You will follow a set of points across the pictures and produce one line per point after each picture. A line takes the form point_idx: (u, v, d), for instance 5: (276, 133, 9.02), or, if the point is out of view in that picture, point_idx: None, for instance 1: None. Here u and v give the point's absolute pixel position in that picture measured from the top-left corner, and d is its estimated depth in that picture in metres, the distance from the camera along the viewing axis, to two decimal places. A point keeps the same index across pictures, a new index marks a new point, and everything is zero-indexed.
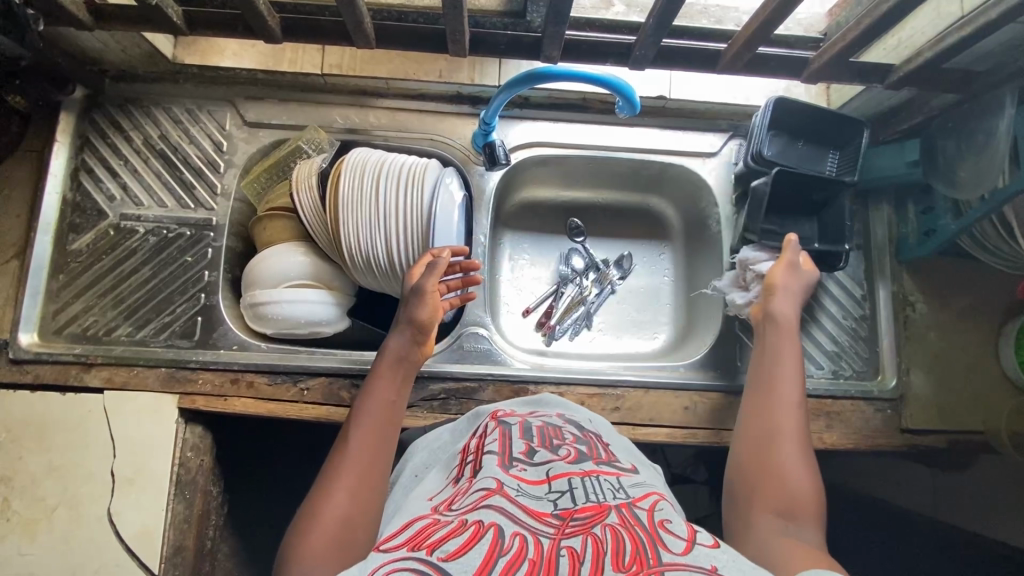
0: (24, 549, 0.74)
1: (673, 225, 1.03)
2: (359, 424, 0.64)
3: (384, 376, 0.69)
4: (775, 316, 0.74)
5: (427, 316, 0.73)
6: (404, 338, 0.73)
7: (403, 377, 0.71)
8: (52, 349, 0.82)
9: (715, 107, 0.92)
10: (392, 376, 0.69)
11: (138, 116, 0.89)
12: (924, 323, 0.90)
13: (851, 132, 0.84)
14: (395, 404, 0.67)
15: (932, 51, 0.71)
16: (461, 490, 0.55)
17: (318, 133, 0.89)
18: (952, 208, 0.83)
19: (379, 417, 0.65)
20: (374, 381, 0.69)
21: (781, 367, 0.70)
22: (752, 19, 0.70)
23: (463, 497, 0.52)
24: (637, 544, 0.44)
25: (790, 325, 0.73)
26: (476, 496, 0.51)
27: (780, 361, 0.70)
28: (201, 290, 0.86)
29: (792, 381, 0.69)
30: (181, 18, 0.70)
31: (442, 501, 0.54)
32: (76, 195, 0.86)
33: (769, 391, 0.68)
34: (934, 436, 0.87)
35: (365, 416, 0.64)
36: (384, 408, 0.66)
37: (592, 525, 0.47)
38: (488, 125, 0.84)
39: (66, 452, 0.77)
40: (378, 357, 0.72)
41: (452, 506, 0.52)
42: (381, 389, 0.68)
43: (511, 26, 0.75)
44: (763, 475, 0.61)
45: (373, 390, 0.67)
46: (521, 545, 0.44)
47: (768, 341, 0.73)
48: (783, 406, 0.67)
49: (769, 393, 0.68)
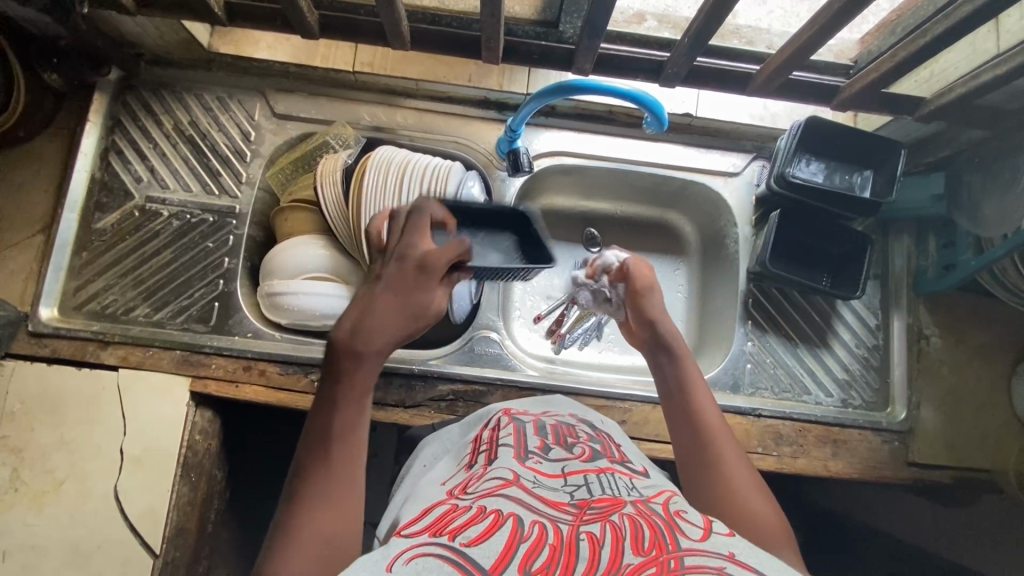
0: (31, 519, 0.75)
1: (690, 241, 1.03)
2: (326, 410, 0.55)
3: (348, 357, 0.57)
4: (666, 343, 0.68)
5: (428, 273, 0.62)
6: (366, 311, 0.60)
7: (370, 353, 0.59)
8: (71, 324, 0.83)
9: (740, 127, 0.92)
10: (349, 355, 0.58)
11: (169, 101, 0.90)
12: (937, 357, 0.90)
13: (886, 154, 0.84)
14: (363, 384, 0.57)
15: (965, 87, 0.71)
16: (475, 476, 0.55)
17: (345, 129, 0.90)
18: (974, 244, 0.82)
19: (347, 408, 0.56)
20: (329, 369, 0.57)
21: (695, 393, 0.63)
22: (788, 43, 0.70)
23: (479, 483, 0.52)
24: (655, 530, 0.44)
25: (685, 352, 0.67)
26: (493, 484, 0.51)
27: (687, 381, 0.64)
28: (220, 276, 0.87)
29: (709, 400, 0.63)
30: (221, 9, 0.72)
31: (458, 485, 0.54)
32: (104, 175, 0.88)
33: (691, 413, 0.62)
34: (940, 471, 0.86)
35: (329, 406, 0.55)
36: (358, 392, 0.56)
37: (610, 514, 0.46)
38: (514, 133, 0.85)
39: (77, 426, 0.78)
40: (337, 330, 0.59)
41: (467, 491, 0.52)
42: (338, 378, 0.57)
43: (544, 36, 0.76)
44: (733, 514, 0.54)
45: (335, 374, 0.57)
46: (541, 531, 0.44)
47: (671, 373, 0.66)
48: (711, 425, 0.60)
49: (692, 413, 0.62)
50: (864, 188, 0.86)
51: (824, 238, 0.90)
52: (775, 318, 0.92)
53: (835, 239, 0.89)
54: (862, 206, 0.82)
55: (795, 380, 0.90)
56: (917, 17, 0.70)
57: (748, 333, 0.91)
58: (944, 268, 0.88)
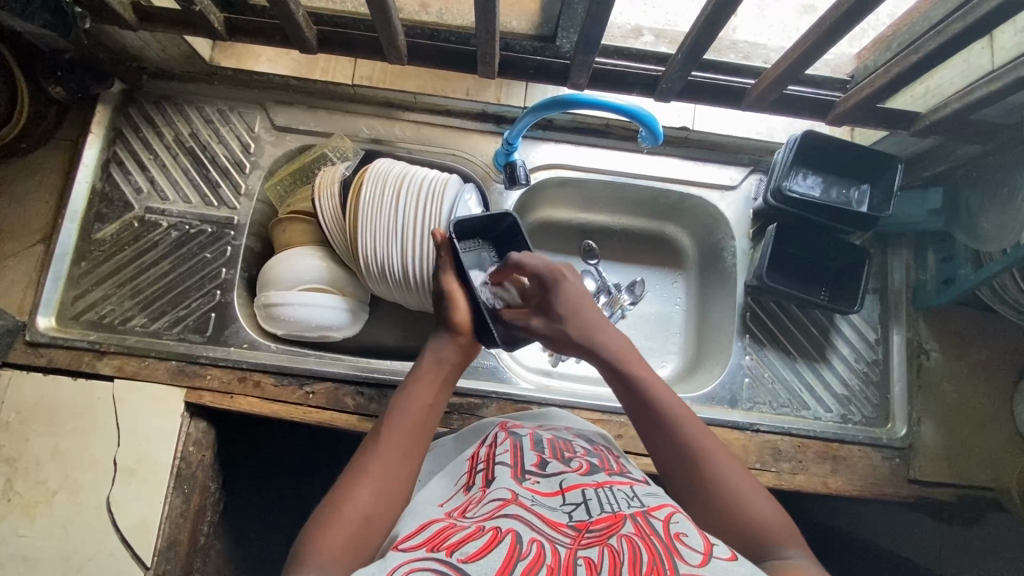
0: (23, 531, 0.75)
1: (687, 254, 1.03)
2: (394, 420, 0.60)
3: (422, 379, 0.64)
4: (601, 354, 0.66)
5: (465, 320, 0.68)
6: (443, 339, 0.67)
7: (446, 382, 0.65)
8: (67, 334, 0.83)
9: (736, 141, 0.92)
10: (433, 377, 0.64)
11: (171, 114, 0.91)
12: (937, 373, 0.89)
13: (883, 169, 0.84)
14: (432, 409, 0.62)
15: (960, 102, 0.71)
16: (474, 499, 0.53)
17: (344, 142, 0.91)
18: (972, 258, 0.82)
19: (420, 421, 0.61)
20: (415, 377, 0.64)
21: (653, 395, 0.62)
22: (781, 61, 0.71)
23: (477, 506, 0.51)
24: (654, 554, 0.42)
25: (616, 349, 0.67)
26: (491, 505, 0.50)
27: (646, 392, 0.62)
28: (217, 287, 0.87)
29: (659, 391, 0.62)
30: (221, 23, 0.73)
31: (456, 508, 0.52)
32: (105, 186, 0.88)
33: (668, 428, 0.59)
34: (942, 489, 0.85)
35: (402, 412, 0.60)
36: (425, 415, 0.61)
37: (608, 536, 0.45)
38: (510, 145, 0.86)
39: (71, 437, 0.78)
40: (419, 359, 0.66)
41: (466, 513, 0.50)
42: (420, 389, 0.63)
43: (541, 51, 0.76)
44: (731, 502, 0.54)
45: (411, 390, 0.63)
46: (539, 552, 0.43)
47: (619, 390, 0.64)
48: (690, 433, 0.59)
49: (667, 427, 0.59)
50: (861, 203, 0.86)
51: (824, 253, 0.90)
52: (773, 332, 0.91)
53: (834, 253, 0.89)
54: (859, 220, 0.81)
55: (794, 395, 0.89)
56: (911, 34, 0.70)
57: (745, 347, 0.91)
58: (943, 282, 0.88)
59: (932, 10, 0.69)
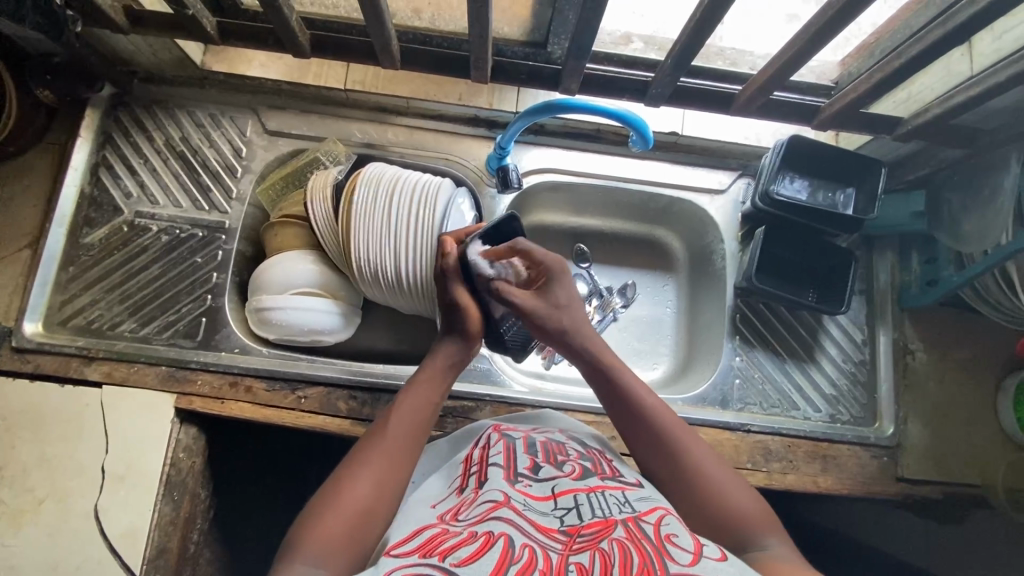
0: (8, 541, 0.73)
1: (677, 257, 1.04)
2: (399, 415, 0.61)
3: (427, 379, 0.65)
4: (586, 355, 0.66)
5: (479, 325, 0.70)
6: (457, 345, 0.69)
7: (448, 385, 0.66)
8: (54, 340, 0.82)
9: (725, 145, 0.94)
10: (438, 378, 0.66)
11: (161, 118, 0.91)
12: (924, 372, 0.91)
13: (867, 172, 0.86)
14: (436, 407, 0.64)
15: (941, 107, 0.73)
16: (467, 500, 0.53)
17: (336, 146, 0.91)
18: (955, 260, 0.84)
19: (422, 418, 0.62)
20: (423, 375, 0.65)
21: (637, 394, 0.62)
22: (768, 65, 0.72)
23: (470, 507, 0.51)
24: (645, 556, 0.43)
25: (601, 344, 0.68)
26: (483, 508, 0.50)
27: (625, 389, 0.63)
28: (208, 291, 0.87)
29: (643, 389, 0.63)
30: (214, 28, 0.73)
31: (448, 510, 0.52)
32: (94, 190, 0.88)
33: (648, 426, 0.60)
34: (929, 486, 0.86)
35: (406, 407, 0.62)
36: (425, 410, 0.62)
37: (600, 540, 0.45)
38: (503, 150, 0.87)
39: (59, 444, 0.77)
40: (427, 358, 0.68)
41: (459, 517, 0.50)
42: (424, 389, 0.64)
43: (533, 56, 0.77)
44: (707, 500, 0.55)
45: (417, 389, 0.64)
46: (531, 556, 0.43)
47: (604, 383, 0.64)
48: (668, 430, 0.60)
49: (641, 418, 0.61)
50: (847, 206, 0.88)
51: (814, 256, 0.92)
52: (763, 333, 0.92)
53: (823, 255, 0.91)
54: (844, 223, 0.83)
55: (784, 396, 0.90)
56: (894, 41, 0.72)
57: (736, 348, 0.92)
58: (926, 284, 0.89)
59: (913, 18, 0.71)
